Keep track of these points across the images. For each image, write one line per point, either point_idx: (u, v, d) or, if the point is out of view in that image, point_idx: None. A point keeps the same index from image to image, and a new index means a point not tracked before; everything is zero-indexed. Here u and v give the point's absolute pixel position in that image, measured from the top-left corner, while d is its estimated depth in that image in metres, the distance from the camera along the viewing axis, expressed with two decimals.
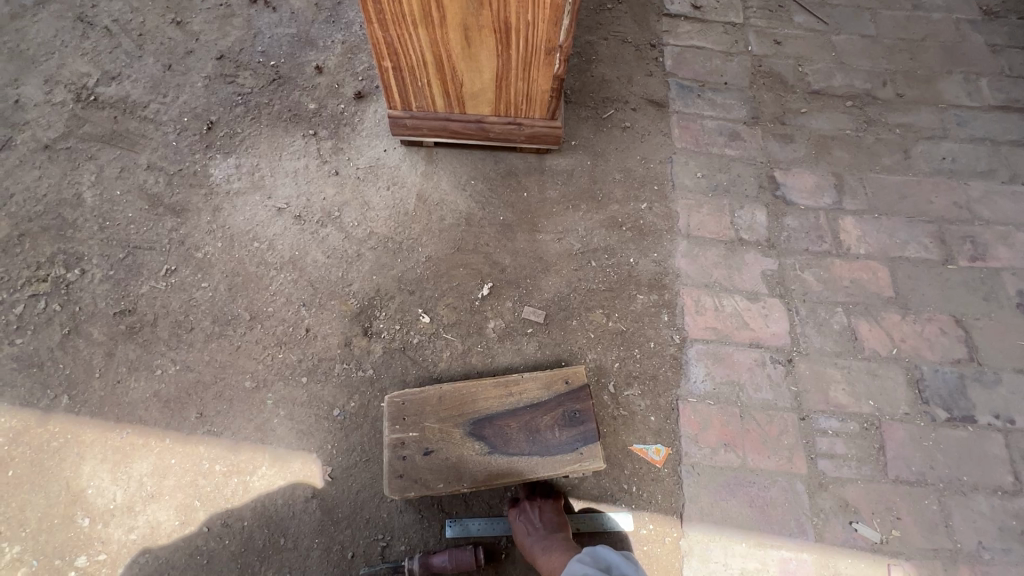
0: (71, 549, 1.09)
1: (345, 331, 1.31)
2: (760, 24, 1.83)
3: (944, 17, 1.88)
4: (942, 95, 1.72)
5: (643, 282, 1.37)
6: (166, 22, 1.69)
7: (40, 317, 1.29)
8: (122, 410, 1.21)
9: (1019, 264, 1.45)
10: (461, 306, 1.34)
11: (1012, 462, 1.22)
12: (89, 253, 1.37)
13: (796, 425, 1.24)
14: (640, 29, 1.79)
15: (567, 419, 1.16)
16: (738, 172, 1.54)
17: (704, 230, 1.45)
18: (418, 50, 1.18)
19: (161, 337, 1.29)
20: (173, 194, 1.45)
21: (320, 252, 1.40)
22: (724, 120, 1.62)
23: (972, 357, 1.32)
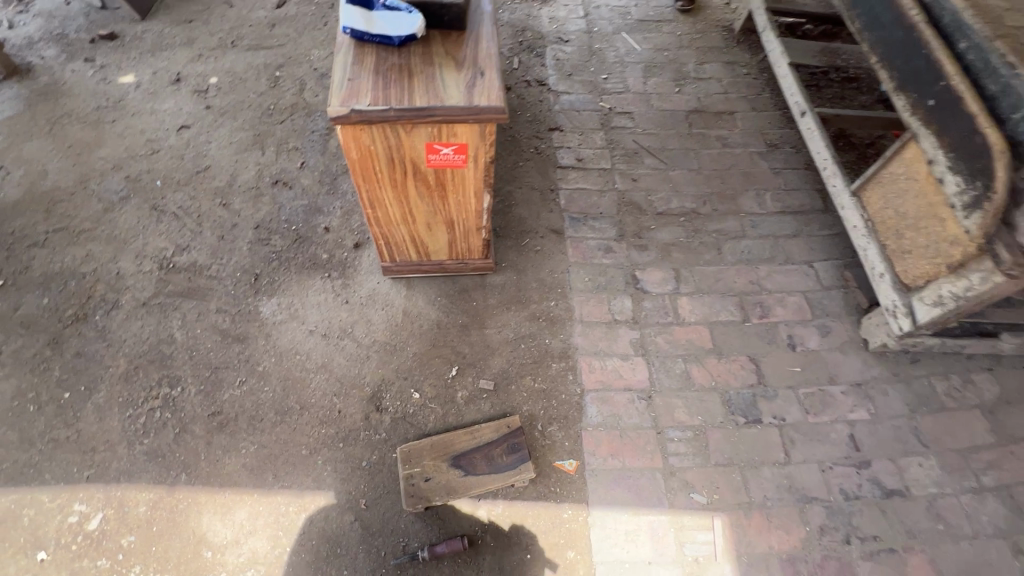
0: (202, 572, 1.70)
1: (364, 409, 2.00)
2: (623, 167, 2.73)
3: (742, 151, 2.85)
4: (742, 207, 2.64)
5: (555, 355, 2.14)
6: (215, 204, 2.43)
7: (157, 423, 1.92)
8: (223, 478, 1.85)
9: (789, 318, 2.30)
10: (439, 383, 2.06)
11: (784, 444, 2.00)
12: (184, 374, 2.02)
13: (655, 437, 1.98)
14: (543, 178, 2.66)
15: (510, 449, 1.88)
16: (612, 274, 2.36)
17: (592, 315, 2.24)
18: (400, 235, 1.94)
19: (242, 427, 1.94)
20: (237, 327, 2.14)
21: (342, 357, 2.10)
22: (601, 239, 2.47)
23: (760, 382, 2.13)
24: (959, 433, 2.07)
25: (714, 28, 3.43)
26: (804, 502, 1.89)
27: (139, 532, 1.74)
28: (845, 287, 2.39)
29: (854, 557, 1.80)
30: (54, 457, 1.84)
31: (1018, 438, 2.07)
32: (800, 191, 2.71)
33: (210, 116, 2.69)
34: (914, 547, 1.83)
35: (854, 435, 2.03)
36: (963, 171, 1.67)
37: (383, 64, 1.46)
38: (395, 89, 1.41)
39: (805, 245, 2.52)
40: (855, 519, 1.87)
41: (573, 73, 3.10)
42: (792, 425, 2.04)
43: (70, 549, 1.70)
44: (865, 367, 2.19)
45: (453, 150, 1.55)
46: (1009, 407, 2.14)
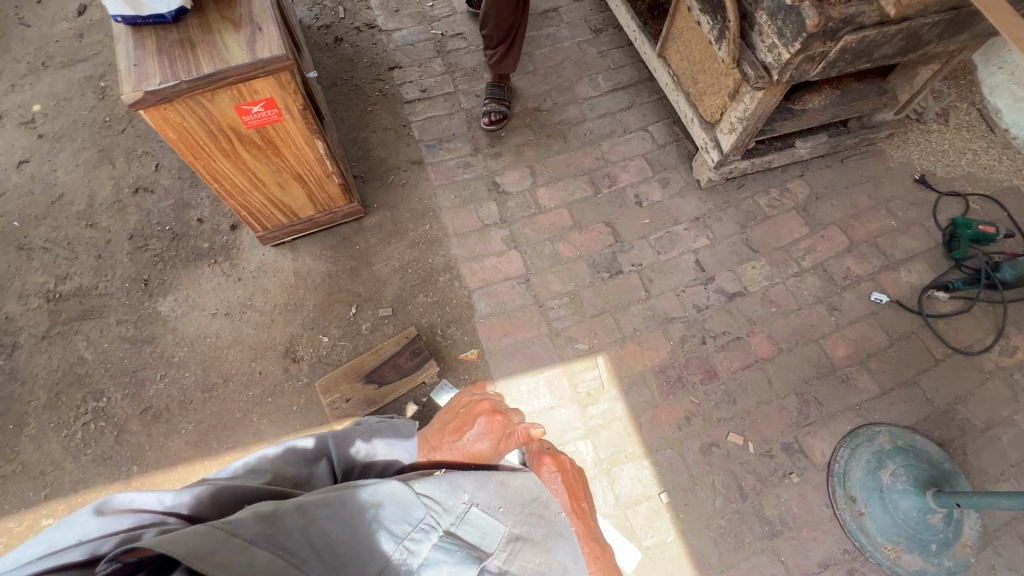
0: None
1: (283, 364, 2.21)
2: (465, 86, 2.88)
3: (571, 43, 3.04)
4: (579, 94, 2.86)
5: (440, 269, 2.39)
6: (82, 227, 2.46)
7: (95, 433, 2.08)
8: (173, 458, 2.05)
9: (634, 180, 2.61)
10: (344, 323, 2.28)
11: (645, 284, 2.35)
12: (107, 386, 2.15)
13: (537, 310, 2.30)
14: (394, 116, 2.78)
15: (412, 354, 2.16)
16: (475, 186, 2.58)
17: (464, 227, 2.48)
18: (259, 201, 2.08)
19: (176, 412, 2.12)
20: (142, 331, 2.26)
21: (250, 327, 2.28)
22: (459, 157, 2.66)
23: (617, 240, 2.46)
24: (782, 233, 2.48)
25: None
26: (667, 324, 2.27)
27: None
28: (676, 141, 2.70)
29: (711, 352, 2.22)
30: (8, 489, 1.99)
31: (826, 224, 2.51)
32: (627, 66, 2.95)
33: (46, 145, 2.64)
34: (755, 330, 2.27)
35: (699, 259, 2.41)
36: (709, 10, 1.94)
37: (165, 43, 1.55)
38: (182, 63, 1.52)
39: (638, 113, 2.80)
40: (707, 324, 2.27)
41: (399, 8, 3.15)
42: (649, 267, 2.39)
43: None
44: (702, 203, 2.54)
45: (262, 107, 1.68)
46: (818, 202, 2.56)
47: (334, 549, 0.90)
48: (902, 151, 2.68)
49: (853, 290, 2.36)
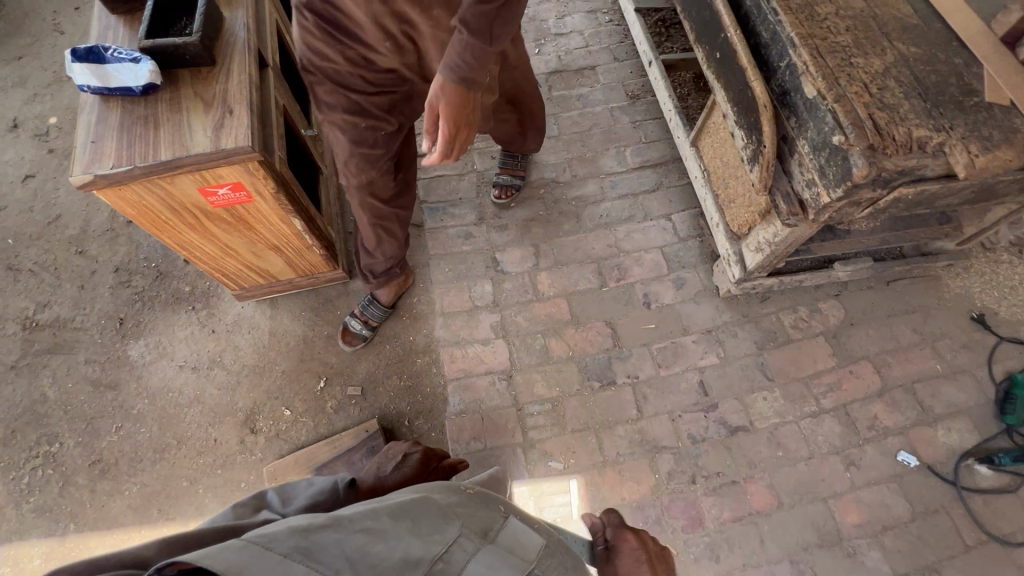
0: None
1: (240, 433, 2.09)
2: (482, 145, 2.69)
3: (602, 109, 2.81)
4: (602, 168, 2.64)
5: (419, 350, 2.22)
6: (72, 253, 2.42)
7: (41, 480, 2.01)
8: (110, 520, 1.96)
9: (646, 276, 2.38)
10: (309, 397, 2.15)
11: (637, 401, 2.12)
12: (62, 430, 2.09)
13: (514, 414, 2.10)
14: None
15: (369, 451, 2.00)
16: (472, 261, 2.40)
17: (453, 306, 2.30)
18: (233, 266, 1.96)
19: (124, 470, 2.03)
20: (107, 375, 2.19)
21: (213, 387, 2.17)
22: (461, 226, 2.48)
23: (615, 345, 2.23)
24: (804, 362, 2.20)
25: None
26: (655, 452, 2.04)
27: None
28: (700, 236, 2.44)
29: (699, 494, 1.97)
30: None
31: (857, 358, 2.21)
32: (660, 142, 2.71)
33: (55, 162, 2.62)
34: (755, 476, 2.00)
35: (704, 380, 2.16)
36: (744, 125, 1.69)
37: (129, 119, 1.43)
38: (140, 144, 1.40)
39: (663, 198, 2.56)
40: (700, 459, 2.02)
41: None
42: (645, 381, 2.16)
43: None
44: (717, 313, 2.28)
45: (229, 189, 1.55)
46: (852, 330, 2.26)
47: (367, 560, 0.85)
48: (960, 281, 2.34)
49: (877, 444, 2.06)
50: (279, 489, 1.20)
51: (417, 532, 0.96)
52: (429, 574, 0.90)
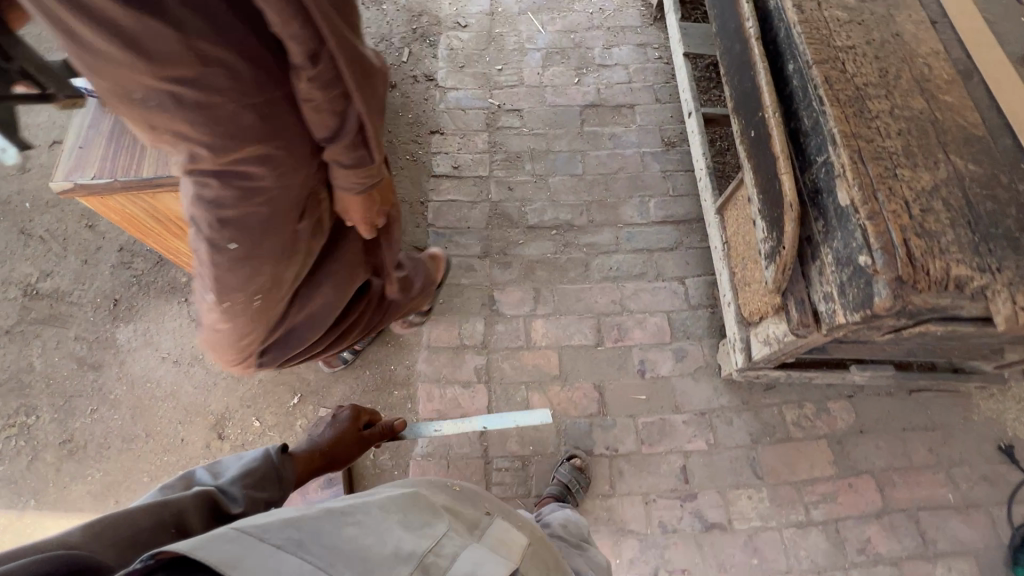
0: None
1: (207, 437, 2.08)
2: (500, 174, 2.59)
3: (633, 152, 2.66)
4: (621, 217, 2.50)
5: (397, 382, 2.16)
6: (82, 226, 2.45)
7: (13, 451, 2.05)
8: (69, 503, 1.98)
9: (646, 341, 2.24)
10: (280, 412, 2.11)
11: (611, 476, 2.00)
12: (41, 404, 2.12)
13: (481, 467, 2.02)
14: (415, 189, 2.54)
15: (326, 482, 1.95)
16: (469, 295, 2.31)
17: (439, 341, 2.22)
18: None
19: (91, 454, 2.05)
20: (93, 355, 2.21)
21: (190, 384, 2.16)
22: (463, 257, 2.38)
23: (600, 411, 2.11)
24: (799, 465, 2.03)
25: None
26: (619, 535, 1.92)
27: None
28: (711, 307, 2.29)
29: None
30: None
31: (860, 471, 2.03)
32: (687, 197, 2.55)
33: None
34: None
35: (686, 466, 2.02)
36: (767, 217, 1.53)
37: (120, 126, 1.40)
38: (125, 156, 1.36)
39: (679, 259, 2.41)
40: (666, 551, 1.90)
41: (465, 65, 2.90)
42: (623, 456, 2.04)
43: None
44: (714, 395, 2.13)
45: None
46: (860, 439, 2.07)
47: (360, 555, 0.91)
48: (993, 405, 2.12)
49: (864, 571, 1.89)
50: (209, 468, 1.27)
51: (409, 526, 1.02)
52: (421, 567, 0.96)
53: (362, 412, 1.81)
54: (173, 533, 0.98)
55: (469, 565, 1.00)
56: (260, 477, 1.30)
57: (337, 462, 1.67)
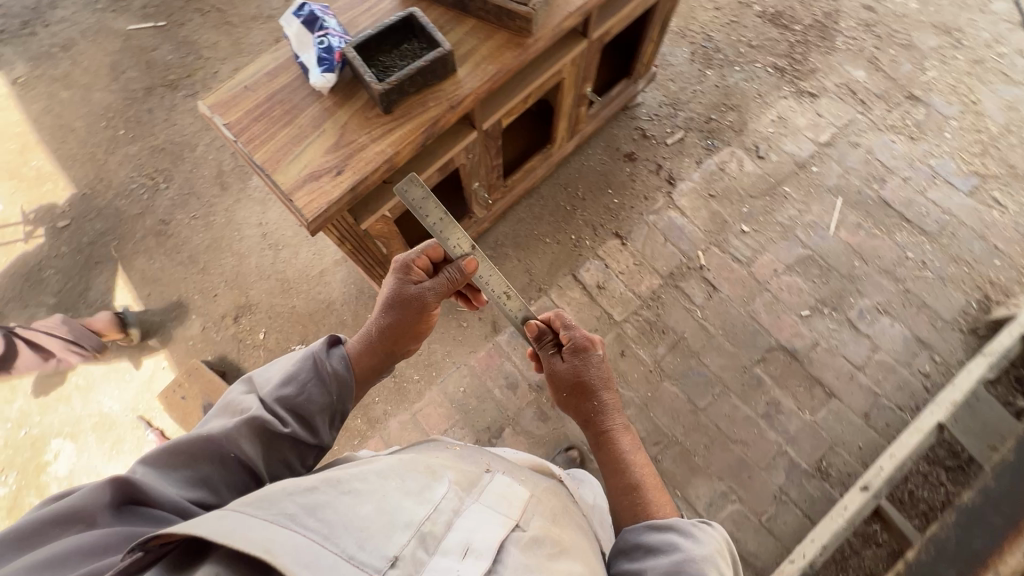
0: (69, 304, 2.23)
1: (229, 310, 2.21)
2: (629, 331, 2.17)
3: (776, 440, 2.03)
4: (688, 487, 1.98)
5: (368, 415, 2.07)
6: None
7: (135, 196, 2.37)
8: (128, 266, 2.28)
9: None
10: (281, 345, 2.16)
11: None
12: (175, 180, 2.39)
13: None
14: (547, 272, 2.24)
15: None
16: (486, 408, 2.06)
17: (425, 419, 2.04)
18: None
19: (166, 247, 2.30)
20: (230, 176, 2.40)
21: (255, 261, 2.27)
22: (518, 371, 2.11)
23: None
24: None
25: (971, 284, 2.22)
26: None
27: (71, 252, 2.30)
28: None
29: None
30: (83, 165, 2.42)
31: None
32: (774, 542, 1.91)
33: None
34: None
35: None
36: None
37: (286, 93, 1.30)
38: (261, 126, 1.28)
39: None
40: None
41: (715, 196, 2.35)
42: None
43: (41, 227, 2.33)
44: None
45: None
46: None
47: (353, 523, 0.69)
48: None
49: None
50: (256, 377, 1.06)
51: (406, 490, 0.78)
52: (416, 537, 0.73)
53: (417, 258, 1.31)
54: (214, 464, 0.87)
55: (466, 534, 0.77)
56: (306, 393, 1.04)
57: (407, 327, 1.26)
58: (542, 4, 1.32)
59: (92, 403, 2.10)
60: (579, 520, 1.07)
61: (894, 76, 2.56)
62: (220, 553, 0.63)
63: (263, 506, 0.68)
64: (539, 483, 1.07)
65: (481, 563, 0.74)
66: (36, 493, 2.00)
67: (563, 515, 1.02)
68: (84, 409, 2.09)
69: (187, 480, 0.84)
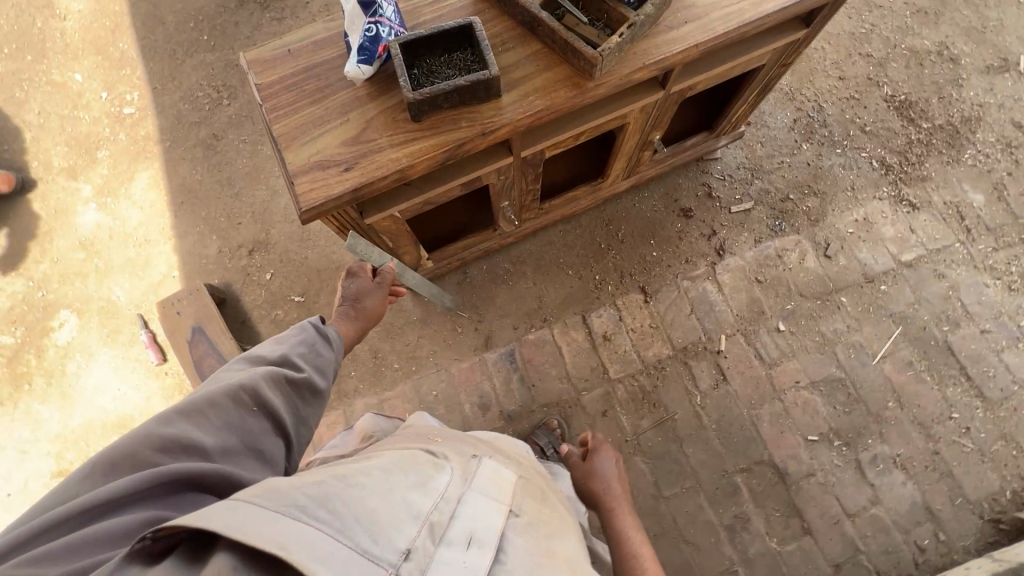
0: (112, 188, 2.33)
1: (247, 241, 2.25)
2: (620, 393, 2.05)
3: (730, 557, 1.88)
4: None
5: (339, 385, 2.08)
6: None
7: (198, 105, 2.42)
8: (173, 170, 2.35)
9: None
10: (283, 291, 2.19)
11: None
12: (239, 100, 2.42)
13: None
14: (559, 305, 2.15)
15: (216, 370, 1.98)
16: (451, 419, 2.02)
17: (390, 409, 2.04)
18: None
19: (210, 162, 2.35)
20: None
21: (284, 202, 2.29)
22: (494, 394, 2.05)
23: None
24: None
25: (1013, 471, 1.95)
26: None
27: (127, 140, 2.39)
28: None
29: None
30: (162, 59, 2.48)
31: None
32: None
33: None
34: None
35: None
36: None
37: (324, 70, 1.26)
38: (290, 97, 1.24)
39: None
40: None
41: (762, 283, 2.16)
42: None
43: (109, 108, 2.43)
44: None
45: None
46: None
47: (363, 515, 0.65)
48: None
49: None
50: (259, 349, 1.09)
51: (405, 483, 0.74)
52: (427, 528, 0.70)
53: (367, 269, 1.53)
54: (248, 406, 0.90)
55: (469, 522, 0.75)
56: (314, 351, 1.11)
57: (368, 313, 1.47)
58: (615, 50, 1.19)
59: (104, 288, 2.21)
60: (560, 496, 1.09)
61: (1017, 213, 2.22)
62: (233, 543, 0.58)
63: (270, 497, 0.62)
64: (522, 464, 1.07)
65: (486, 552, 0.74)
66: (36, 353, 2.15)
67: (548, 492, 1.02)
68: (95, 291, 2.21)
69: (221, 427, 0.85)
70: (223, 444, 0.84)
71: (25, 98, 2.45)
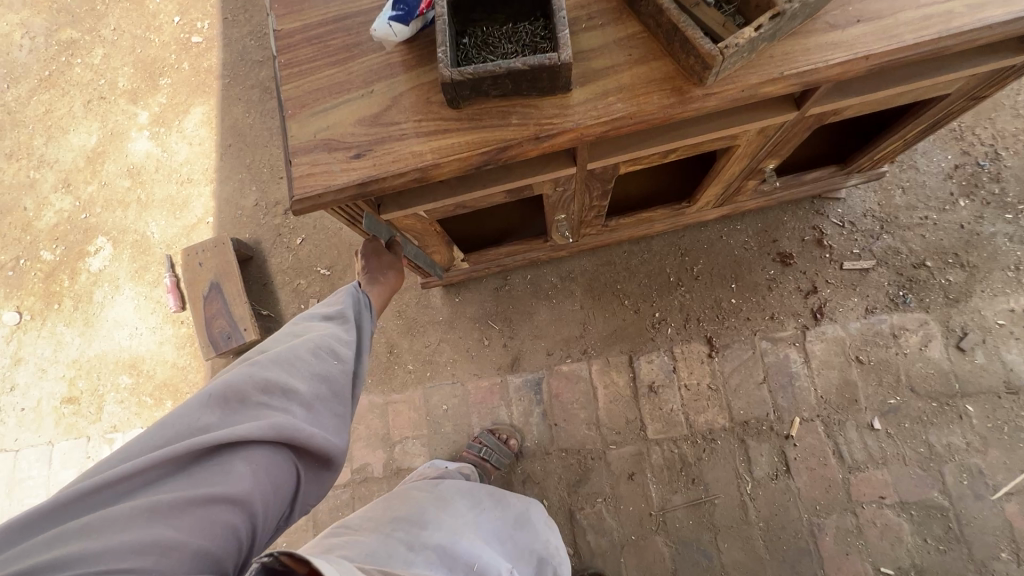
0: (167, 119, 2.24)
1: (285, 199, 2.10)
2: (655, 456, 1.73)
3: None
4: None
5: None
6: None
7: (264, 43, 2.26)
8: (228, 109, 2.22)
9: None
10: (310, 260, 2.03)
11: None
12: None
13: None
14: (604, 339, 1.84)
15: (225, 332, 1.86)
16: (457, 439, 1.80)
17: (394, 412, 1.85)
18: None
19: (265, 108, 2.20)
20: None
21: None
22: (510, 423, 1.80)
23: None
24: None
25: None
26: None
27: (189, 70, 2.28)
28: None
29: None
30: None
31: None
32: None
33: None
34: None
35: None
36: None
37: (358, 24, 1.00)
38: (309, 52, 1.00)
39: None
40: None
41: (862, 364, 1.72)
42: None
43: (179, 34, 2.32)
44: None
45: None
46: None
47: None
48: None
49: None
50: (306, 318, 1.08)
51: None
52: None
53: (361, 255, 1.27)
54: (321, 362, 0.97)
55: None
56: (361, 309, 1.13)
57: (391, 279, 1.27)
58: (744, 50, 0.83)
59: (141, 221, 2.15)
60: None
61: None
62: None
63: None
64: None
65: None
66: (70, 274, 2.14)
67: None
68: (133, 223, 2.16)
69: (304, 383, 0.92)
70: (308, 398, 0.91)
71: (104, 12, 2.40)
